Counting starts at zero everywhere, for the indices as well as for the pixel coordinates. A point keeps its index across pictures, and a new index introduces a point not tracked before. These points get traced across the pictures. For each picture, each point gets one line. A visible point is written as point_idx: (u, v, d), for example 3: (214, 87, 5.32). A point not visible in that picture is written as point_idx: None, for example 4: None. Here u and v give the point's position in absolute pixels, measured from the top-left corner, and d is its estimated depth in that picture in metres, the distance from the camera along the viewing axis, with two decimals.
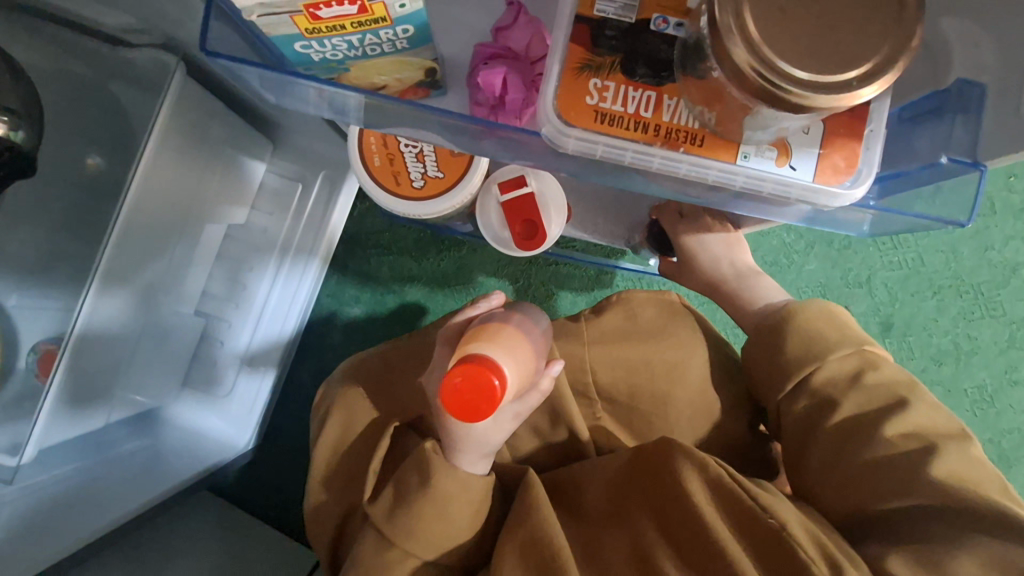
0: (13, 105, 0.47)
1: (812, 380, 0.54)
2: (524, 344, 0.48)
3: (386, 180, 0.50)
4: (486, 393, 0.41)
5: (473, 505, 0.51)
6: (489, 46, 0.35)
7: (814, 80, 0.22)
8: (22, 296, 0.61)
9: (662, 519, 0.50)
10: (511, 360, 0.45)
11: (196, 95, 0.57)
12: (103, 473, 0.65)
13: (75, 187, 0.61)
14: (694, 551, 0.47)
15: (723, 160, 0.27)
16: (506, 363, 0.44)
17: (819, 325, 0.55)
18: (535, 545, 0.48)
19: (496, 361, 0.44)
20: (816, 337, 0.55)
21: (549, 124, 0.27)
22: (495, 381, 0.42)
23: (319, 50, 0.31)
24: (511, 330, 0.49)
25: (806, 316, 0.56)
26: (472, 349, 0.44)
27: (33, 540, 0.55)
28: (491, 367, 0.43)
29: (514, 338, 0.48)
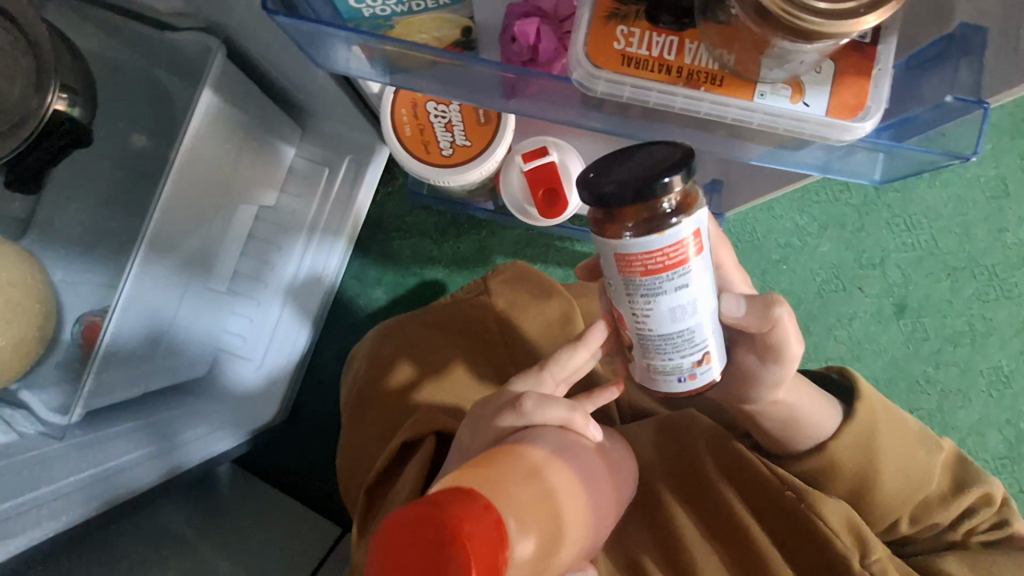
0: (71, 84, 0.51)
1: (883, 488, 0.52)
2: (579, 511, 0.36)
3: (417, 149, 0.53)
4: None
5: None
6: (521, 5, 0.37)
7: (828, 9, 0.23)
8: (68, 270, 0.64)
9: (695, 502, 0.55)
10: (541, 526, 0.32)
11: (234, 77, 0.60)
12: (126, 437, 0.67)
13: (119, 164, 0.65)
14: (730, 534, 0.52)
15: (741, 98, 0.29)
16: (534, 530, 0.31)
17: (892, 434, 0.52)
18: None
19: (483, 537, 0.27)
20: (898, 451, 0.52)
21: (580, 68, 0.30)
22: (466, 569, 0.26)
23: (369, 4, 0.34)
24: (572, 484, 0.36)
25: (877, 421, 0.52)
26: (483, 483, 0.32)
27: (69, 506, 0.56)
28: (478, 536, 0.27)
29: (567, 491, 0.35)
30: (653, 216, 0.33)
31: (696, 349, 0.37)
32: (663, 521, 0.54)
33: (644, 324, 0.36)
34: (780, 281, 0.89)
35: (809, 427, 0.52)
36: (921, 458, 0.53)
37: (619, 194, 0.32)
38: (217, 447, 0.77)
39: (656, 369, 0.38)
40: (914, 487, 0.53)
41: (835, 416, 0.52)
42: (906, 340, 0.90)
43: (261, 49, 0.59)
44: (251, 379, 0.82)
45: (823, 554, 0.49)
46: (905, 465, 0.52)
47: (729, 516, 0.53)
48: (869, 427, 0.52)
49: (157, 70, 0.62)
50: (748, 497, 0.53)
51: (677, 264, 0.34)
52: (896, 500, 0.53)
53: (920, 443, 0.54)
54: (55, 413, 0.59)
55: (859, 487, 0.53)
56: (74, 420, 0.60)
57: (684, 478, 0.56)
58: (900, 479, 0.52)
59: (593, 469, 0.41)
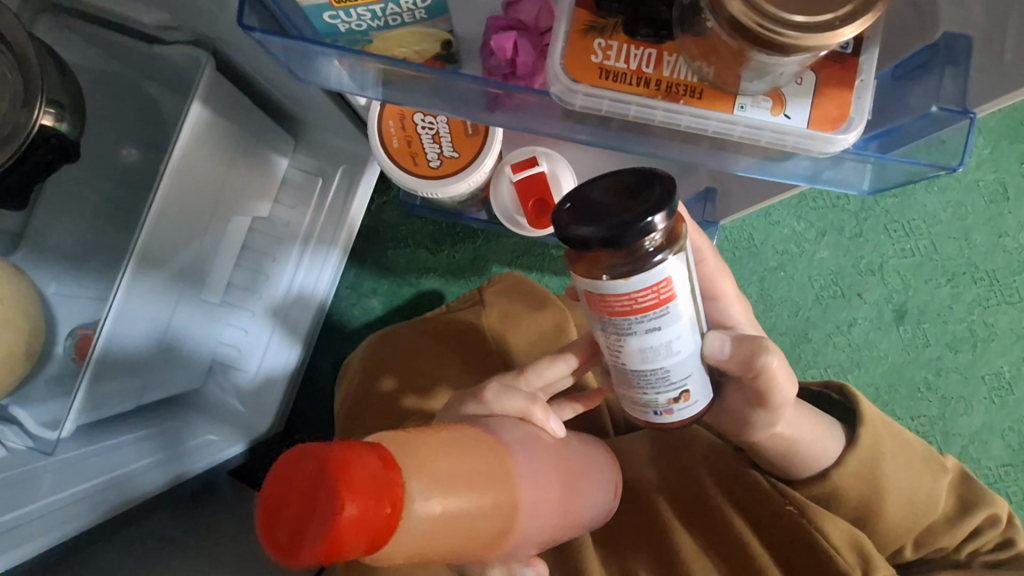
0: (59, 99, 0.51)
1: (890, 515, 0.51)
2: (517, 491, 0.33)
3: (405, 161, 0.52)
4: (325, 519, 0.25)
5: None
6: (501, 19, 0.37)
7: (806, 22, 0.23)
8: (61, 283, 0.64)
9: (693, 516, 0.54)
10: (453, 494, 0.29)
11: (226, 89, 0.60)
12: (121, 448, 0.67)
13: (111, 178, 0.65)
14: (727, 548, 0.51)
15: (721, 111, 0.29)
16: (443, 494, 0.29)
17: (897, 460, 0.52)
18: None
19: (366, 474, 0.26)
20: (902, 476, 0.52)
21: (558, 83, 0.29)
22: (343, 513, 0.25)
23: (345, 20, 0.33)
24: (513, 470, 0.34)
25: (882, 445, 0.51)
26: (404, 444, 0.30)
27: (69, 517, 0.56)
28: (368, 486, 0.26)
29: (499, 469, 0.33)
30: (627, 260, 0.32)
31: (673, 387, 0.37)
32: (659, 535, 0.53)
33: (620, 360, 0.36)
34: (777, 288, 0.89)
35: (806, 458, 0.50)
36: (924, 482, 0.52)
37: (589, 237, 0.31)
38: (220, 455, 0.76)
39: (632, 399, 0.38)
40: (920, 510, 0.52)
41: (836, 445, 0.51)
42: (907, 349, 0.88)
43: (250, 61, 0.59)
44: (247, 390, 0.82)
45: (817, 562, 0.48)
46: (908, 491, 0.52)
47: (726, 529, 0.52)
48: (873, 453, 0.51)
49: (147, 84, 0.63)
50: (747, 507, 0.53)
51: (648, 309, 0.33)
52: (903, 526, 0.52)
53: (921, 464, 0.53)
54: (46, 428, 0.59)
55: (865, 514, 0.51)
56: (65, 435, 0.59)
57: (681, 492, 0.55)
58: (907, 502, 0.52)
59: (545, 466, 0.38)
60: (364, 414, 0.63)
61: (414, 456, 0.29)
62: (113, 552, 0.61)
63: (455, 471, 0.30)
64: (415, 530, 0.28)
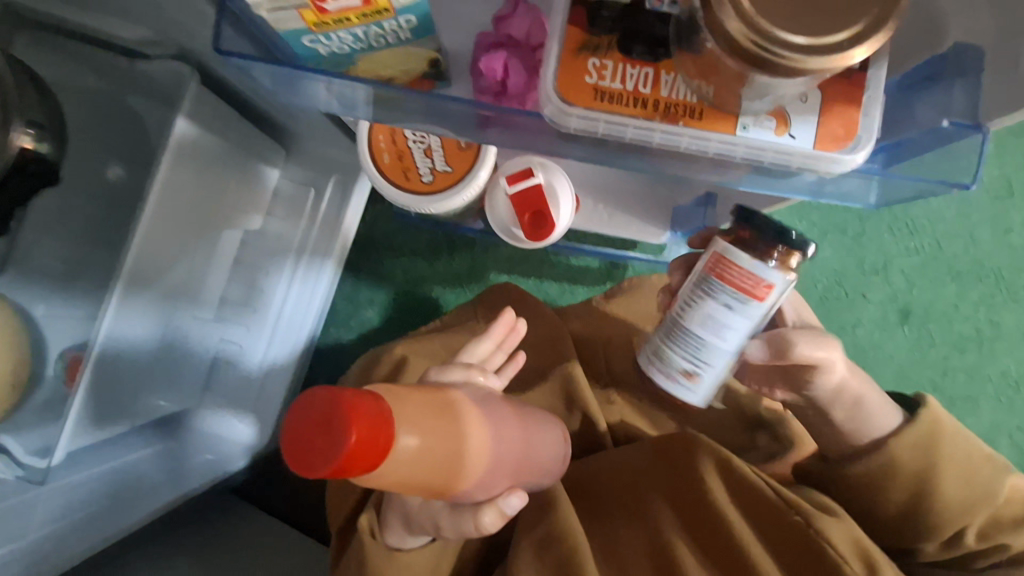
0: (38, 119, 0.49)
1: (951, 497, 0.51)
2: (480, 442, 0.39)
3: (396, 176, 0.51)
4: (335, 446, 0.29)
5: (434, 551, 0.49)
6: (490, 35, 0.36)
7: (810, 44, 0.21)
8: (50, 305, 0.62)
9: (693, 525, 0.50)
10: (426, 430, 0.34)
11: (211, 105, 0.59)
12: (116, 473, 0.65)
13: (97, 197, 0.63)
14: (724, 556, 0.48)
15: (722, 132, 0.27)
16: (417, 429, 0.34)
17: (955, 442, 0.52)
18: (553, 544, 0.49)
19: (369, 410, 0.30)
20: (959, 457, 0.51)
21: (550, 105, 0.28)
22: (352, 440, 0.29)
23: (325, 43, 0.32)
24: (473, 419, 0.39)
25: (943, 429, 0.52)
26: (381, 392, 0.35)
27: (52, 553, 0.55)
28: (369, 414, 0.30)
29: (465, 421, 0.38)
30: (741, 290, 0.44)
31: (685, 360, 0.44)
32: (660, 551, 0.50)
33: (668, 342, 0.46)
34: None
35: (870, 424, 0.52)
36: (987, 476, 0.51)
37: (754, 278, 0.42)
38: (216, 472, 0.77)
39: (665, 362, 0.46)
40: (979, 503, 0.51)
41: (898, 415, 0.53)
42: (911, 348, 0.87)
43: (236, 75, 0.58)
44: (246, 397, 0.81)
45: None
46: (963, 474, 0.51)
47: (730, 545, 0.48)
48: (932, 435, 0.51)
49: (133, 101, 0.61)
50: (753, 519, 0.49)
51: (748, 293, 0.42)
52: (954, 512, 0.51)
53: (986, 462, 0.52)
54: (36, 455, 0.57)
55: (919, 493, 0.51)
56: (54, 463, 0.58)
57: (677, 496, 0.52)
58: (963, 489, 0.51)
59: (502, 414, 0.44)
60: None
61: (395, 403, 0.34)
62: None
63: (429, 418, 0.35)
64: (397, 466, 0.33)
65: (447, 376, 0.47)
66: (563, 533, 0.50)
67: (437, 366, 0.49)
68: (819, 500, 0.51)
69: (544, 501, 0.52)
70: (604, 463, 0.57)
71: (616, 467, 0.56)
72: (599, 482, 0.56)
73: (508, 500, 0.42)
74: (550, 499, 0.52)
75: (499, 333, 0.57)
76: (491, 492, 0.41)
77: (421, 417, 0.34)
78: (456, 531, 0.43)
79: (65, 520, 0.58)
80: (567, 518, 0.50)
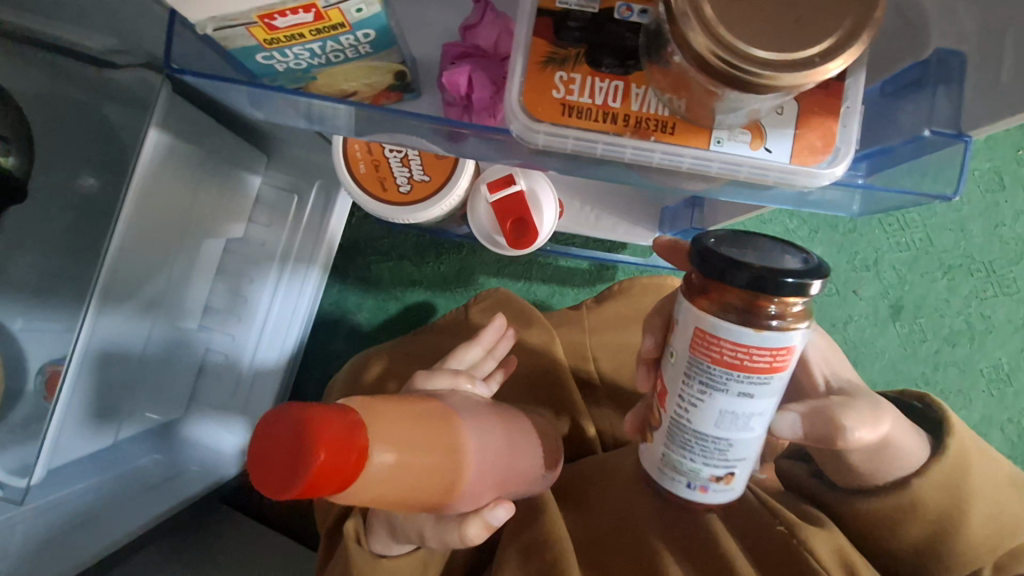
0: (2, 133, 0.48)
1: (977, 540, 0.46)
2: (464, 457, 0.37)
3: (373, 186, 0.50)
4: (299, 468, 0.28)
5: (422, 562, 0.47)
6: (457, 45, 0.34)
7: (778, 59, 0.20)
8: (28, 318, 0.61)
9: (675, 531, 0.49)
10: (406, 445, 0.33)
11: (185, 112, 0.57)
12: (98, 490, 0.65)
13: (71, 210, 0.62)
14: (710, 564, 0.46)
15: (695, 147, 0.26)
16: (396, 445, 0.32)
17: (986, 478, 0.47)
18: (539, 550, 0.48)
19: (336, 429, 0.29)
20: (989, 493, 0.47)
21: (516, 121, 0.27)
22: (317, 462, 0.28)
23: (281, 59, 0.31)
24: (458, 433, 0.37)
25: (969, 457, 0.47)
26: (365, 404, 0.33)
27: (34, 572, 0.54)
28: (334, 442, 0.29)
29: (450, 436, 0.36)
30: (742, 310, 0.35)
31: (722, 465, 0.40)
32: (646, 557, 0.48)
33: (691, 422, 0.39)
34: None
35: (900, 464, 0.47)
36: (1013, 505, 0.47)
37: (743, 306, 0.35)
38: (201, 485, 0.75)
39: (679, 465, 0.41)
40: (1006, 536, 0.47)
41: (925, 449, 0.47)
42: (903, 344, 0.87)
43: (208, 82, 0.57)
44: (229, 404, 0.80)
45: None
46: (992, 510, 0.47)
47: (714, 549, 0.47)
48: (960, 466, 0.47)
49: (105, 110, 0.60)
50: (738, 525, 0.48)
51: (763, 371, 0.35)
52: (974, 550, 0.46)
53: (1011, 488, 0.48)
54: (15, 475, 0.55)
55: (942, 529, 0.46)
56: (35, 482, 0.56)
57: None
58: (991, 524, 0.46)
59: (489, 426, 0.43)
60: None
61: (371, 417, 0.32)
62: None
63: (408, 433, 0.33)
64: (372, 485, 0.31)
65: (433, 383, 0.46)
66: (549, 537, 0.48)
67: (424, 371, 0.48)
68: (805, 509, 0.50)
69: (533, 506, 0.51)
70: (596, 467, 0.56)
71: (606, 472, 0.55)
72: (592, 487, 0.55)
73: (495, 512, 0.40)
74: (539, 504, 0.51)
75: (489, 340, 0.58)
76: (477, 502, 0.40)
77: (398, 432, 0.33)
78: (445, 543, 0.41)
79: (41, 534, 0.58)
80: (552, 521, 0.49)
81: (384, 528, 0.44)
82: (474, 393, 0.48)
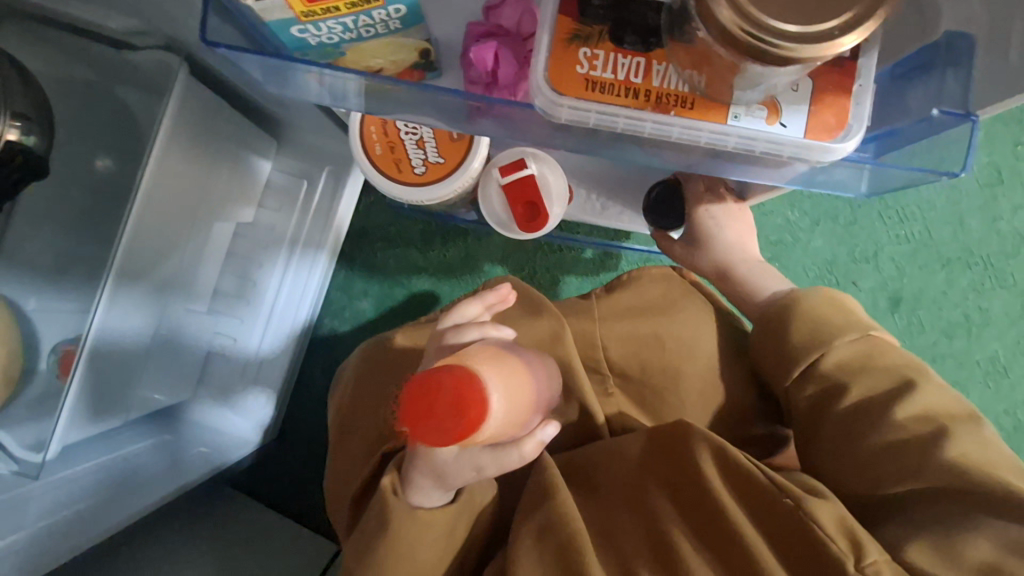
0: (24, 111, 0.49)
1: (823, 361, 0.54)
2: (530, 386, 0.44)
3: (388, 168, 0.51)
4: (455, 424, 0.36)
5: (444, 530, 0.48)
6: (481, 24, 0.36)
7: (798, 32, 0.21)
8: (40, 298, 0.61)
9: (691, 514, 0.49)
10: (508, 389, 0.39)
11: (201, 95, 0.58)
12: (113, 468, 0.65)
13: (86, 190, 0.62)
14: (726, 547, 0.46)
15: (714, 122, 0.27)
16: (503, 391, 0.39)
17: (830, 311, 0.56)
18: (553, 530, 0.48)
19: (472, 387, 0.36)
20: (832, 322, 0.55)
21: (541, 95, 0.28)
22: (467, 417, 0.36)
23: (315, 33, 0.32)
24: (522, 368, 0.44)
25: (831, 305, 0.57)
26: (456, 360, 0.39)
27: (53, 540, 0.54)
28: (476, 406, 0.36)
29: (523, 372, 0.43)
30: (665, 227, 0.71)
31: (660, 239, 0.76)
32: (659, 536, 0.48)
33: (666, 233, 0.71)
34: None
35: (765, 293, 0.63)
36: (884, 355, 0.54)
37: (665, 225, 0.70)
38: (213, 465, 0.76)
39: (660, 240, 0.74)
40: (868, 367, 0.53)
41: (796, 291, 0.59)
42: (902, 334, 0.88)
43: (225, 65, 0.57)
44: (233, 381, 0.81)
45: (817, 563, 0.43)
46: (821, 333, 0.55)
47: (726, 528, 0.47)
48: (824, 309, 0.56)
49: (121, 92, 0.60)
50: (750, 506, 0.48)
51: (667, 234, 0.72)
52: (806, 350, 0.55)
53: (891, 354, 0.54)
54: (30, 450, 0.57)
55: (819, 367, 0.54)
56: (49, 457, 0.57)
57: (675, 485, 0.51)
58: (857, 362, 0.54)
59: (527, 357, 0.49)
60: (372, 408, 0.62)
61: (479, 366, 0.39)
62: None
63: (508, 378, 0.40)
64: (493, 425, 0.38)
65: (463, 336, 0.49)
66: (563, 519, 0.48)
67: (451, 329, 0.51)
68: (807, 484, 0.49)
69: (544, 489, 0.51)
70: (603, 453, 0.57)
71: (615, 458, 0.56)
72: (603, 471, 0.56)
73: (546, 427, 0.43)
74: (550, 484, 0.51)
75: (491, 298, 0.56)
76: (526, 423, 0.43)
77: (502, 380, 0.39)
78: (506, 469, 0.44)
79: (69, 510, 0.58)
80: (565, 503, 0.49)
81: (426, 484, 0.46)
82: (501, 339, 0.50)
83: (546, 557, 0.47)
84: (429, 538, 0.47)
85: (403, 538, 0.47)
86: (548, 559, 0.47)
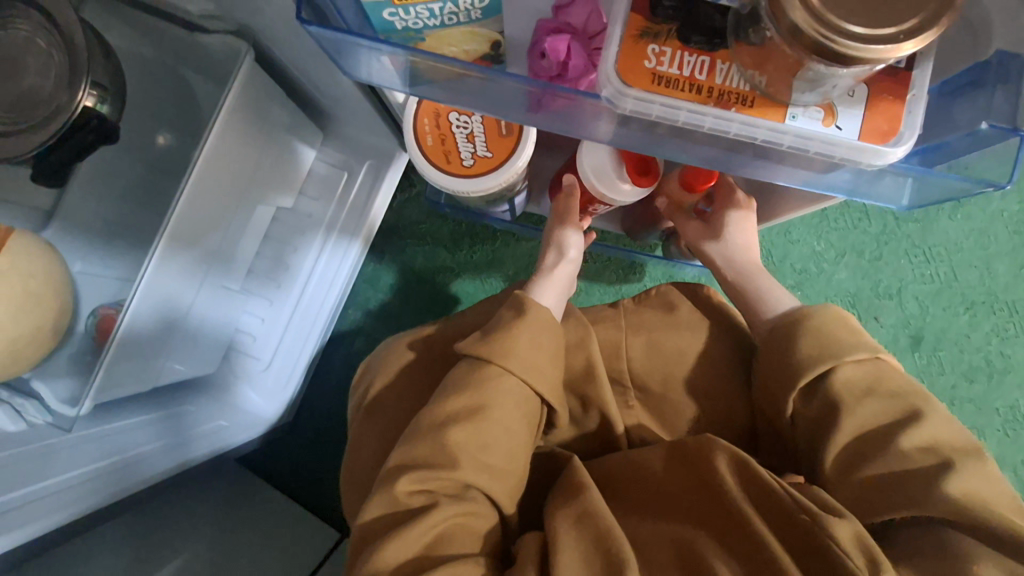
0: (102, 81, 0.52)
1: (833, 378, 0.52)
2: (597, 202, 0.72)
3: (438, 159, 0.55)
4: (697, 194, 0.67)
5: (547, 380, 0.55)
6: (550, 22, 0.38)
7: (865, 35, 0.24)
8: (87, 263, 0.64)
9: (720, 531, 0.48)
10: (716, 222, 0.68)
11: (260, 80, 0.60)
12: (126, 432, 0.66)
13: (143, 163, 0.65)
14: (749, 555, 0.46)
15: (772, 120, 0.29)
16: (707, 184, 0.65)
17: (839, 330, 0.55)
18: (590, 520, 0.48)
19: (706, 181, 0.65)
20: (832, 331, 0.55)
21: (610, 86, 0.30)
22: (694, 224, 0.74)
23: (403, 17, 0.36)
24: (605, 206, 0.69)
25: (817, 317, 0.56)
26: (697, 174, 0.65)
27: (65, 497, 0.55)
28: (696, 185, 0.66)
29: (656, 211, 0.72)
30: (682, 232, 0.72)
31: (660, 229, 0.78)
32: (693, 557, 0.47)
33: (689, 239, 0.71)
34: None
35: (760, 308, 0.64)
36: (844, 340, 0.54)
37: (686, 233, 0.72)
38: (226, 442, 0.77)
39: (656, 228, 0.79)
40: (827, 353, 0.53)
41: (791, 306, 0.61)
42: (922, 374, 0.87)
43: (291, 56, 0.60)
44: (253, 360, 0.83)
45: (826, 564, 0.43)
46: (829, 349, 0.53)
47: (755, 547, 0.46)
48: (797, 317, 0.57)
49: (187, 73, 0.63)
50: (771, 521, 0.47)
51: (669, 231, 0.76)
52: (798, 361, 0.54)
53: (849, 332, 0.55)
54: (65, 404, 0.59)
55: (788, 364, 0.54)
56: (83, 412, 0.60)
57: (701, 494, 0.51)
58: (816, 342, 0.54)
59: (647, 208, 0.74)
60: (398, 395, 0.64)
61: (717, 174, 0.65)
62: (98, 554, 0.60)
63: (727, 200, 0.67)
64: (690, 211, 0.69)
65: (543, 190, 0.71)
66: (598, 510, 0.49)
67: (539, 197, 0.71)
68: (824, 496, 0.48)
69: (574, 486, 0.52)
70: (623, 465, 0.57)
71: (634, 469, 0.56)
72: (623, 478, 0.56)
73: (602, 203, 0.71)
74: (580, 482, 0.52)
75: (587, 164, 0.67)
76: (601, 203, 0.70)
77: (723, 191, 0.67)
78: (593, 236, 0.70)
79: (90, 466, 0.60)
80: (593, 496, 0.50)
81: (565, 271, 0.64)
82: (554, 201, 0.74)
83: (583, 547, 0.46)
84: (542, 348, 0.55)
85: (524, 336, 0.54)
86: (588, 548, 0.46)
